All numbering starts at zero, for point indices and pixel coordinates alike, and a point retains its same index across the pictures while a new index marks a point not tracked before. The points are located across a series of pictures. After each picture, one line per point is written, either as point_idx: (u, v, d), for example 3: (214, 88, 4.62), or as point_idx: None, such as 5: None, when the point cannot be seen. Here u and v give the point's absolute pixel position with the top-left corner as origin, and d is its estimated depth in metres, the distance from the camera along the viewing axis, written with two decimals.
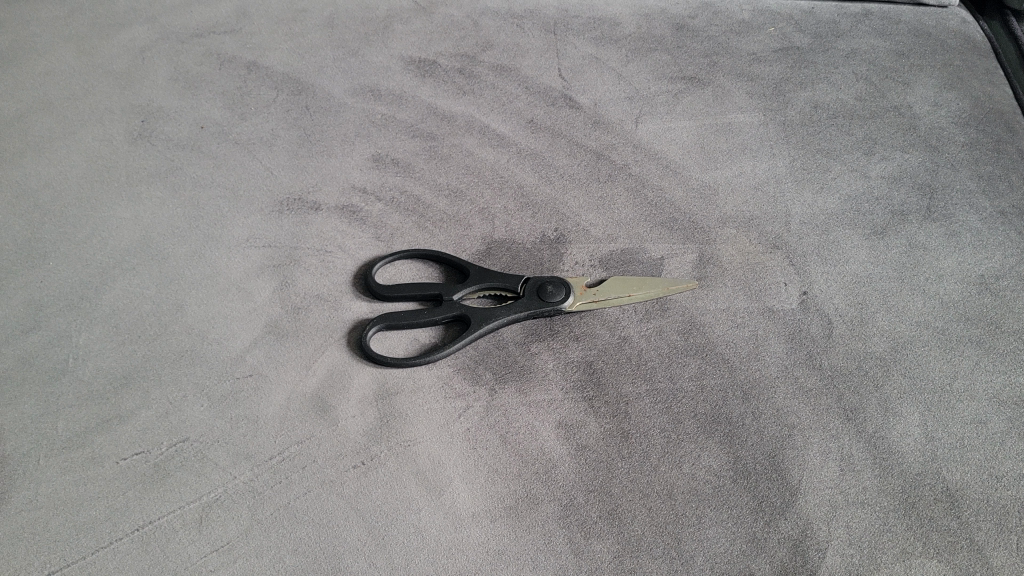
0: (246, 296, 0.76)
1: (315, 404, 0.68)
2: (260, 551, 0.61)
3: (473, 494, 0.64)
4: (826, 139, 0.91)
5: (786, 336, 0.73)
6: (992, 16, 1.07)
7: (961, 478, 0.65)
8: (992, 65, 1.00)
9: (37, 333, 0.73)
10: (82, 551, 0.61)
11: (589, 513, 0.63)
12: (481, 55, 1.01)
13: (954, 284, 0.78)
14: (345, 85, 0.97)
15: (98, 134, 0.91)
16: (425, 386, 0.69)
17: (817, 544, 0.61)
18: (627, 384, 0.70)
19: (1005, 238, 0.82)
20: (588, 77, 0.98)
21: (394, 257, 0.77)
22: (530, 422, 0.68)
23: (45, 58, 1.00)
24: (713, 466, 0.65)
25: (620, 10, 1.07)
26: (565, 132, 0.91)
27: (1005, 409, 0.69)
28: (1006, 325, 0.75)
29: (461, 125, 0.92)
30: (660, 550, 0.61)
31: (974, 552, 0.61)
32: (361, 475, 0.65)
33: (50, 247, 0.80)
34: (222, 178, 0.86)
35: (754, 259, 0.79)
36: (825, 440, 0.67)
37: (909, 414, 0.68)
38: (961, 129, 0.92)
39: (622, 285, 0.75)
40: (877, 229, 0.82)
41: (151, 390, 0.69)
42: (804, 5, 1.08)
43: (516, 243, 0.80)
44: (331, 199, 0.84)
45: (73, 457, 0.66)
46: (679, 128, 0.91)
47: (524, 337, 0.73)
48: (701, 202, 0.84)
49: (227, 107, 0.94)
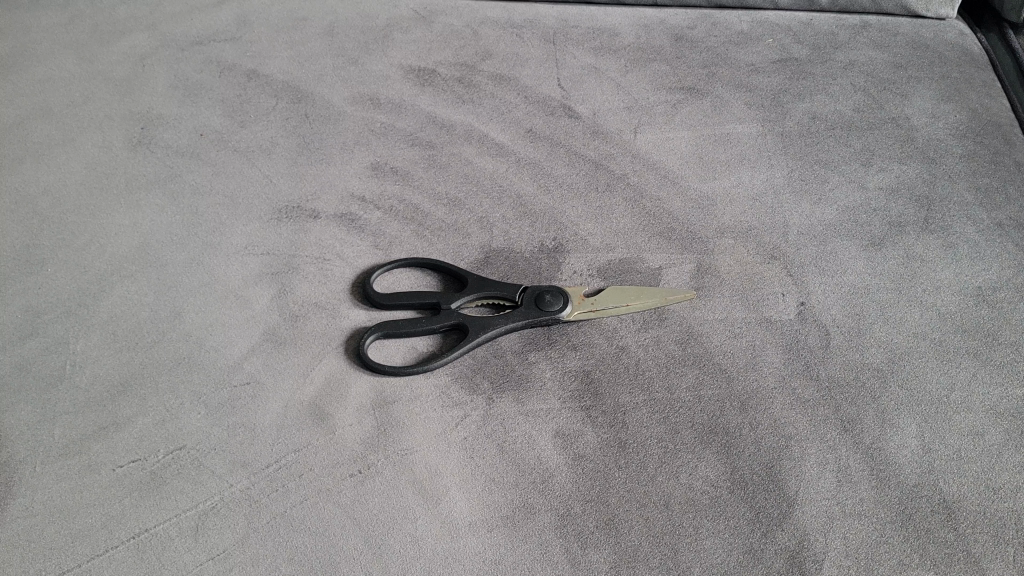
0: (243, 304, 0.76)
1: (313, 413, 0.68)
2: (256, 559, 0.61)
3: (470, 504, 0.64)
4: (824, 150, 0.91)
5: (784, 347, 0.73)
6: (990, 29, 1.07)
7: (957, 490, 0.65)
8: (990, 78, 1.00)
9: (34, 341, 0.73)
10: (78, 558, 0.61)
11: (586, 523, 0.63)
12: (481, 65, 1.01)
13: (952, 295, 0.78)
14: (346, 93, 0.97)
15: (98, 141, 0.91)
16: (423, 393, 0.69)
17: (815, 556, 0.61)
18: (625, 394, 0.70)
19: (1003, 250, 0.82)
20: (588, 86, 0.98)
21: (393, 266, 0.77)
22: (527, 432, 0.68)
23: (44, 64, 1.01)
24: (710, 476, 0.65)
25: (619, 20, 1.07)
26: (565, 141, 0.91)
27: (1002, 421, 0.69)
28: (1003, 337, 0.75)
29: (460, 134, 0.92)
30: (658, 560, 0.61)
31: (971, 563, 0.61)
32: (358, 484, 0.64)
33: (49, 255, 0.80)
34: (221, 186, 0.86)
35: (752, 270, 0.79)
36: (822, 451, 0.67)
37: (906, 425, 0.68)
38: (959, 141, 0.93)
39: (621, 295, 0.75)
40: (875, 241, 0.82)
41: (148, 397, 0.69)
42: (803, 17, 1.09)
43: (514, 252, 0.80)
44: (330, 207, 0.84)
45: (71, 464, 0.66)
46: (678, 138, 0.92)
47: (522, 346, 0.73)
48: (699, 212, 0.84)
49: (228, 114, 0.95)
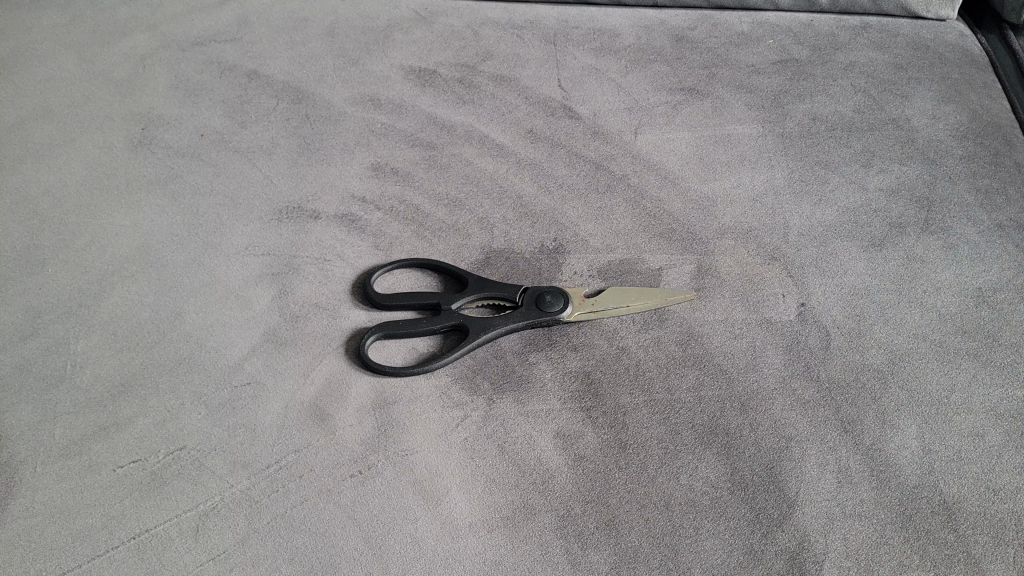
0: (244, 305, 0.76)
1: (313, 413, 0.68)
2: (257, 560, 0.61)
3: (471, 504, 0.64)
4: (824, 151, 0.91)
5: (784, 348, 0.73)
6: (990, 30, 1.07)
7: (958, 491, 0.65)
8: (990, 80, 1.01)
9: (34, 341, 0.73)
10: (78, 559, 0.61)
11: (586, 523, 0.63)
12: (481, 66, 1.01)
13: (952, 297, 0.78)
14: (346, 94, 0.97)
15: (99, 141, 0.91)
16: (423, 394, 0.69)
17: (815, 557, 0.61)
18: (625, 395, 0.70)
19: (1003, 251, 0.82)
20: (588, 87, 0.98)
21: (394, 267, 0.77)
22: (528, 432, 0.68)
23: (45, 65, 1.01)
24: (710, 477, 0.65)
25: (620, 21, 1.08)
26: (565, 142, 0.91)
27: (1003, 423, 0.69)
28: (1003, 338, 0.75)
29: (460, 135, 0.92)
30: (658, 561, 0.61)
31: (971, 564, 0.61)
32: (358, 485, 0.64)
33: (49, 255, 0.80)
34: (221, 186, 0.86)
35: (752, 270, 0.79)
36: (822, 452, 0.67)
37: (906, 426, 0.69)
38: (959, 142, 0.93)
39: (622, 296, 0.75)
40: (875, 242, 0.82)
41: (149, 398, 0.69)
42: (804, 18, 1.09)
43: (515, 253, 0.80)
44: (331, 207, 0.84)
45: (71, 464, 0.66)
46: (678, 139, 0.92)
47: (522, 347, 0.73)
48: (699, 213, 0.84)
49: (229, 115, 0.95)
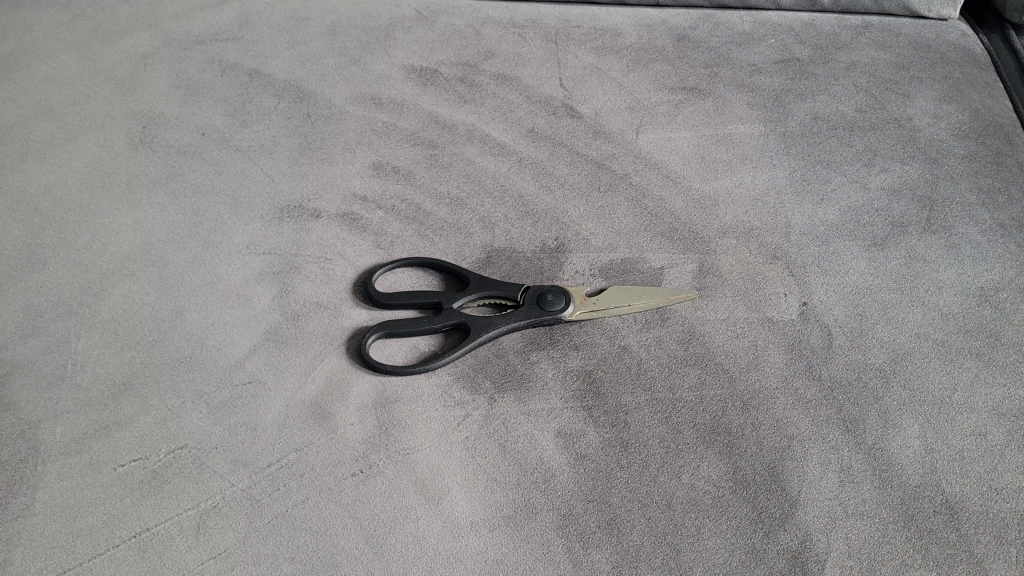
0: (244, 304, 0.76)
1: (314, 412, 0.68)
2: (258, 558, 0.61)
3: (472, 503, 0.64)
4: (826, 150, 0.91)
5: (786, 347, 0.73)
6: (992, 29, 1.07)
7: (960, 491, 0.65)
8: (992, 79, 1.00)
9: (35, 340, 0.73)
10: (79, 557, 0.61)
11: (588, 522, 0.63)
12: (483, 65, 1.01)
13: (954, 296, 0.78)
14: (347, 93, 0.97)
15: (100, 140, 0.91)
16: (424, 393, 0.69)
17: (817, 556, 0.61)
18: (627, 394, 0.70)
19: (1005, 251, 0.82)
20: (590, 86, 0.98)
21: (395, 266, 0.77)
22: (529, 431, 0.67)
23: (46, 63, 1.01)
24: (712, 476, 0.65)
25: (621, 20, 1.07)
26: (567, 142, 0.91)
27: (1005, 422, 0.69)
28: (1006, 338, 0.75)
29: (461, 134, 0.92)
30: (660, 560, 0.61)
31: (973, 564, 0.61)
32: (359, 484, 0.64)
33: (50, 254, 0.80)
34: (222, 185, 0.86)
35: (754, 270, 0.79)
36: (824, 451, 0.67)
37: (909, 426, 0.68)
38: (961, 141, 0.93)
39: (623, 295, 0.75)
40: (877, 241, 0.82)
41: (150, 397, 0.69)
42: (805, 18, 1.09)
43: (516, 252, 0.80)
44: (332, 206, 0.84)
45: (71, 463, 0.66)
46: (680, 139, 0.92)
47: (523, 346, 0.73)
48: (701, 212, 0.84)
49: (230, 113, 0.95)
